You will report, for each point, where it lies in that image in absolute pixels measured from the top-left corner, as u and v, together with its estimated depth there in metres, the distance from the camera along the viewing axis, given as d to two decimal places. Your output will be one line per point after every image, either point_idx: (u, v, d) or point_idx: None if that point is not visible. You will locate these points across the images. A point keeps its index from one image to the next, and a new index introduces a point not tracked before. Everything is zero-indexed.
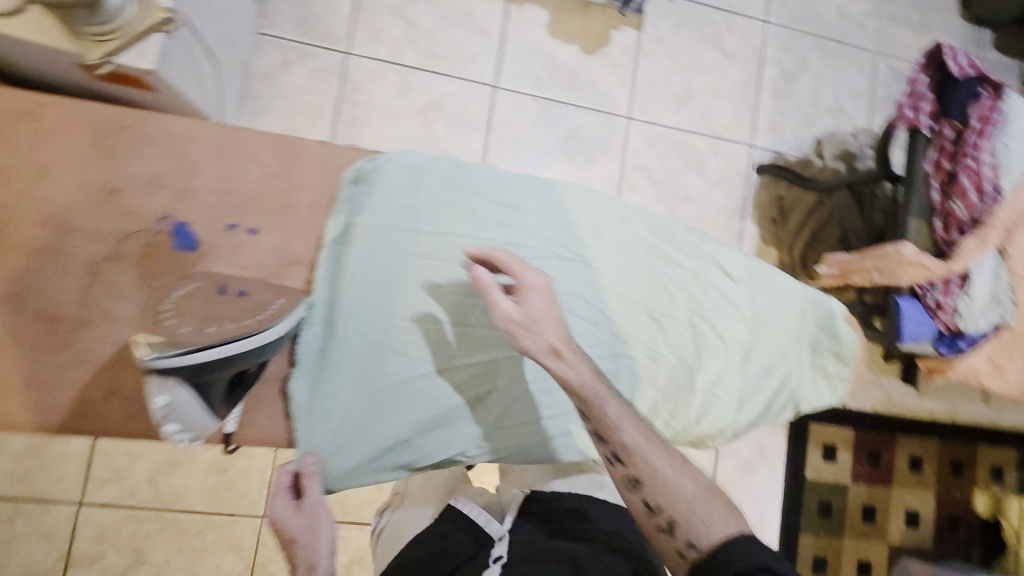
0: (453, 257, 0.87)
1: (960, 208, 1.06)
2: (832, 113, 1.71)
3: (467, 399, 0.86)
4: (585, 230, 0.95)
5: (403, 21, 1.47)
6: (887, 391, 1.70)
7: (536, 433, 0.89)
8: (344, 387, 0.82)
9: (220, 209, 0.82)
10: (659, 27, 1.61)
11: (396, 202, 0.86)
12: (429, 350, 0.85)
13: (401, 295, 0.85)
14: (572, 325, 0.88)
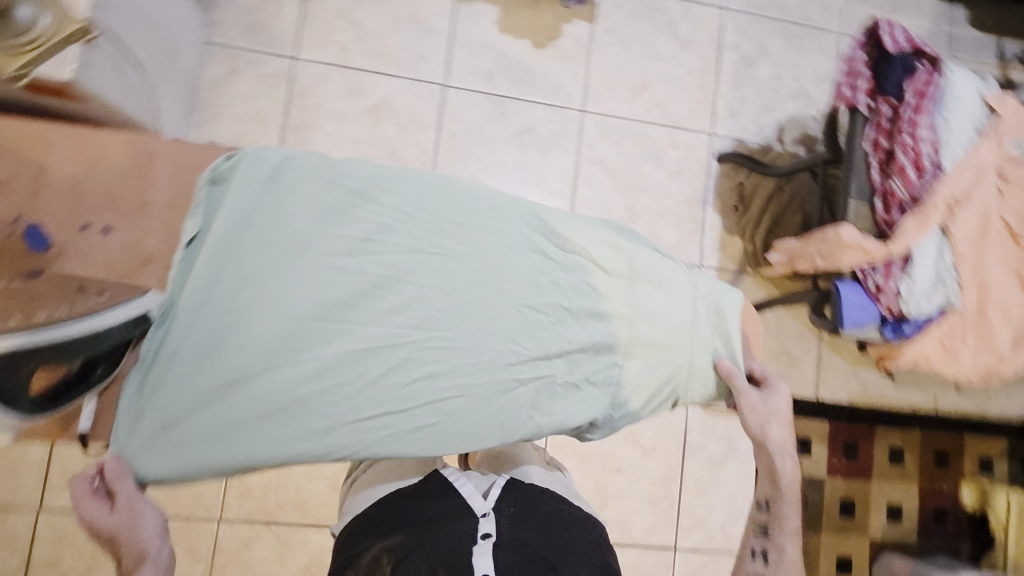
0: (310, 248, 0.74)
1: (900, 187, 1.02)
2: (795, 98, 1.67)
3: (313, 395, 0.72)
4: (465, 219, 0.80)
5: (350, 24, 1.48)
6: (863, 381, 1.65)
7: (384, 436, 0.73)
8: (175, 385, 0.70)
9: (70, 208, 0.75)
10: (612, 18, 1.59)
11: (248, 191, 0.74)
12: (271, 343, 0.71)
13: (236, 284, 0.72)
14: (434, 316, 0.75)
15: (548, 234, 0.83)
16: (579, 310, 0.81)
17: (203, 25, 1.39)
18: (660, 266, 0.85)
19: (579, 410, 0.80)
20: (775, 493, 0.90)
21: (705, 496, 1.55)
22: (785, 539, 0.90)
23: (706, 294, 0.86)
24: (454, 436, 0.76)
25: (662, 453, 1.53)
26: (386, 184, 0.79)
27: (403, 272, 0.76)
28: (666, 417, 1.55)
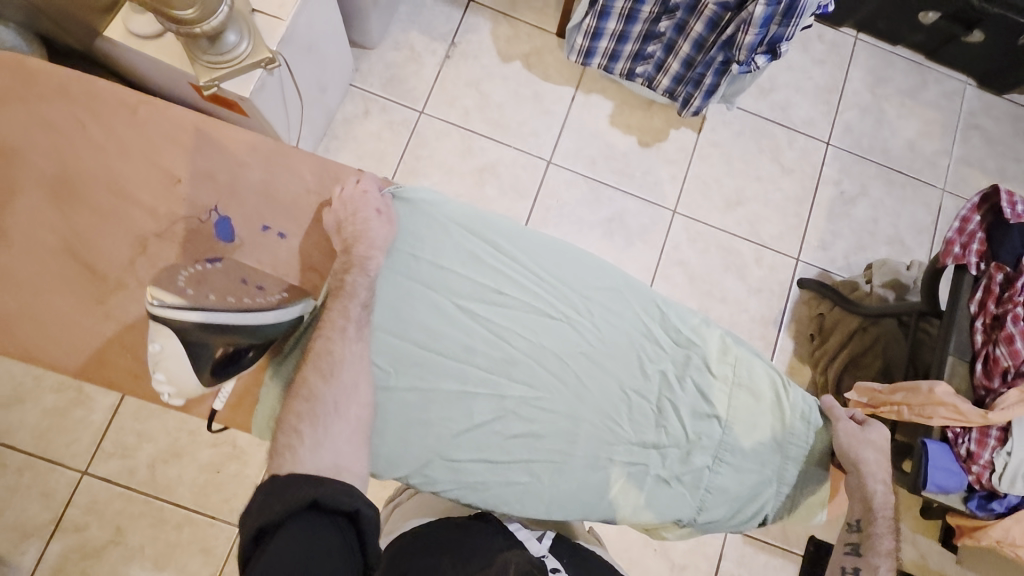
0: (446, 291, 0.85)
1: (1005, 355, 0.99)
2: (888, 243, 1.67)
3: (423, 420, 0.83)
4: (580, 296, 0.88)
5: (478, 93, 1.61)
6: (924, 552, 1.52)
7: (479, 473, 0.84)
8: None
9: (259, 210, 0.90)
10: (719, 133, 1.67)
11: (403, 229, 0.84)
12: (401, 367, 0.83)
13: (386, 313, 0.83)
14: (537, 379, 0.86)
15: (655, 325, 0.90)
16: (672, 405, 0.89)
17: (353, 69, 1.56)
18: (761, 380, 0.91)
19: (653, 494, 0.88)
20: (868, 513, 0.84)
21: None
22: (881, 561, 0.80)
23: (803, 413, 0.91)
24: (542, 497, 0.85)
25: (695, 574, 1.44)
26: (528, 245, 0.87)
27: (525, 333, 0.86)
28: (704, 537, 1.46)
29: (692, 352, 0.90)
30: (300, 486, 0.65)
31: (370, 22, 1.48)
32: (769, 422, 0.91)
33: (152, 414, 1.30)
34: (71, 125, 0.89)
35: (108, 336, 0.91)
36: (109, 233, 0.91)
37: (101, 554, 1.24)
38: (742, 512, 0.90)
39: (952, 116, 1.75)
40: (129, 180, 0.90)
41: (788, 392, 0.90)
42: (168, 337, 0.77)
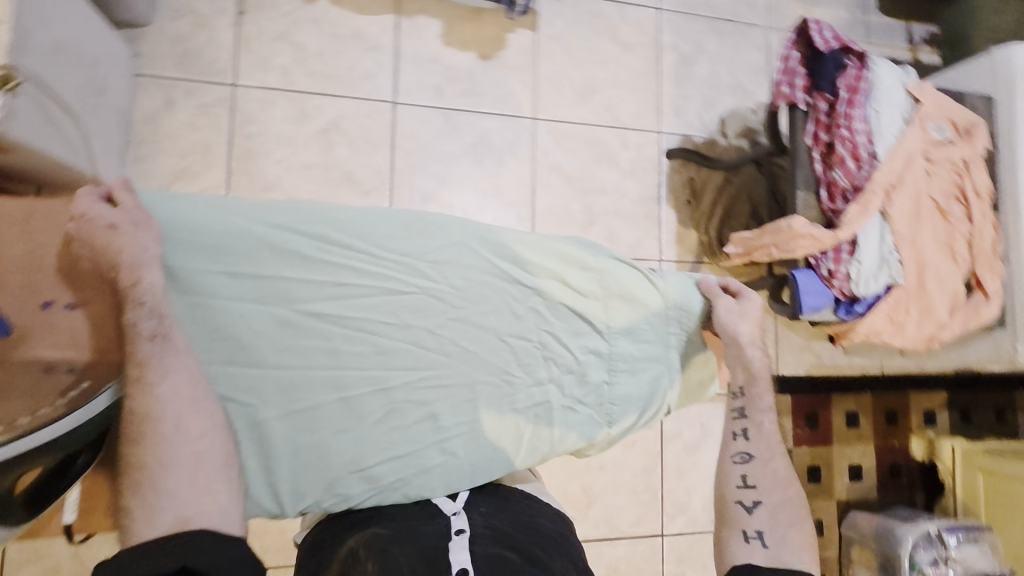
0: (283, 300, 0.73)
1: (841, 176, 1.10)
2: (733, 92, 1.74)
3: (309, 443, 0.74)
4: (430, 258, 0.78)
5: (290, 46, 1.43)
6: (818, 354, 1.75)
7: (390, 475, 0.76)
8: None
9: (32, 285, 0.69)
10: (554, 25, 1.62)
11: (205, 248, 0.70)
12: (267, 394, 0.72)
13: (222, 347, 0.71)
14: (415, 359, 0.77)
15: (514, 261, 0.82)
16: (555, 335, 0.83)
17: (132, 56, 1.32)
18: (629, 281, 0.87)
19: (566, 427, 0.84)
20: (749, 381, 0.89)
21: (684, 480, 1.61)
22: (764, 417, 0.89)
23: (676, 299, 0.88)
24: (464, 470, 0.79)
25: (643, 444, 1.59)
26: (352, 221, 0.75)
27: (383, 316, 0.76)
28: None
29: (555, 276, 0.84)
30: (127, 567, 0.59)
31: None
32: (650, 321, 0.87)
33: None
34: None
35: None
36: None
37: None
38: (649, 411, 0.88)
39: None
40: None
41: (655, 284, 0.87)
42: None
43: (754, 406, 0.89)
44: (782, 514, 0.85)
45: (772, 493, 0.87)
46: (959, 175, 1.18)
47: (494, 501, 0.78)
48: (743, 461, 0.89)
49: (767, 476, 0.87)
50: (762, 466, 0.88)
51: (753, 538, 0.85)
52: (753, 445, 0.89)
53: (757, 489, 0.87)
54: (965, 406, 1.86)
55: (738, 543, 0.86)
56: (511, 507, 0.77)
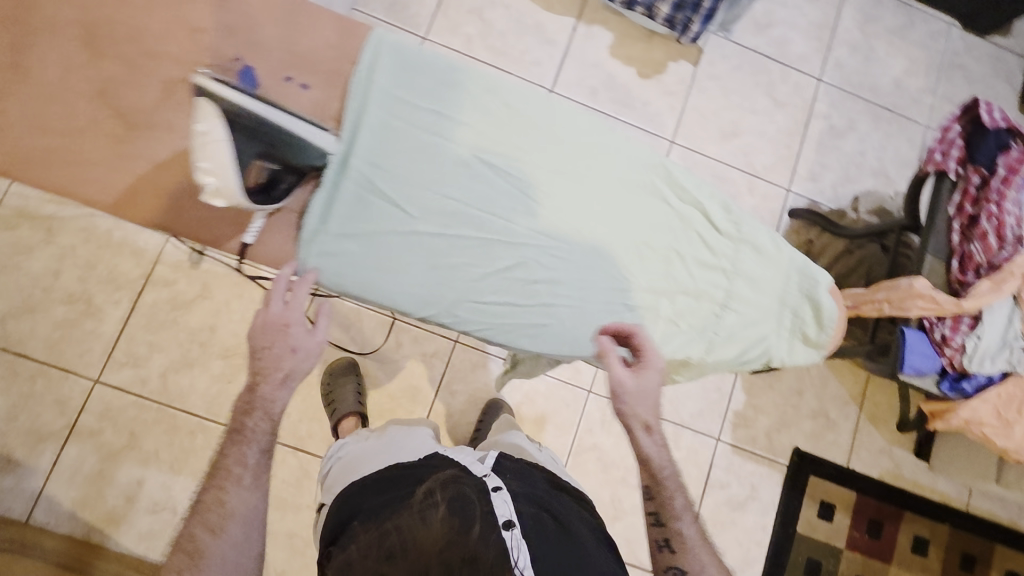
0: (473, 147, 0.85)
1: (979, 251, 1.07)
2: (875, 176, 1.74)
3: (455, 265, 0.84)
4: (596, 157, 0.88)
5: (480, 20, 1.63)
6: (897, 462, 1.63)
7: (505, 313, 0.86)
8: (348, 224, 0.83)
9: (283, 61, 0.88)
10: (716, 65, 1.72)
11: (428, 87, 0.84)
12: (436, 212, 0.84)
13: (417, 164, 0.83)
14: (556, 232, 0.87)
15: (666, 187, 0.91)
16: (678, 258, 0.90)
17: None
18: (760, 235, 0.92)
19: (665, 337, 0.90)
20: (655, 481, 0.85)
21: (718, 535, 1.53)
22: (683, 523, 0.83)
23: (802, 268, 0.92)
24: (554, 336, 0.87)
25: (686, 480, 1.54)
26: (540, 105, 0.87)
27: (542, 188, 0.86)
28: (694, 447, 1.55)
29: (697, 212, 0.91)
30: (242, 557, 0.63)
31: None
32: (771, 280, 0.92)
33: (164, 325, 1.38)
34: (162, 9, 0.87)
35: (139, 175, 0.89)
36: (169, 135, 0.89)
37: (118, 456, 1.32)
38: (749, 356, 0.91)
39: (937, 55, 1.82)
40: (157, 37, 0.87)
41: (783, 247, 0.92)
42: (218, 119, 0.74)
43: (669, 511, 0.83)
44: None
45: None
46: None
47: (511, 472, 0.96)
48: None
49: None
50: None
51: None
52: (681, 556, 0.81)
53: None
54: None
55: None
56: (532, 478, 0.96)
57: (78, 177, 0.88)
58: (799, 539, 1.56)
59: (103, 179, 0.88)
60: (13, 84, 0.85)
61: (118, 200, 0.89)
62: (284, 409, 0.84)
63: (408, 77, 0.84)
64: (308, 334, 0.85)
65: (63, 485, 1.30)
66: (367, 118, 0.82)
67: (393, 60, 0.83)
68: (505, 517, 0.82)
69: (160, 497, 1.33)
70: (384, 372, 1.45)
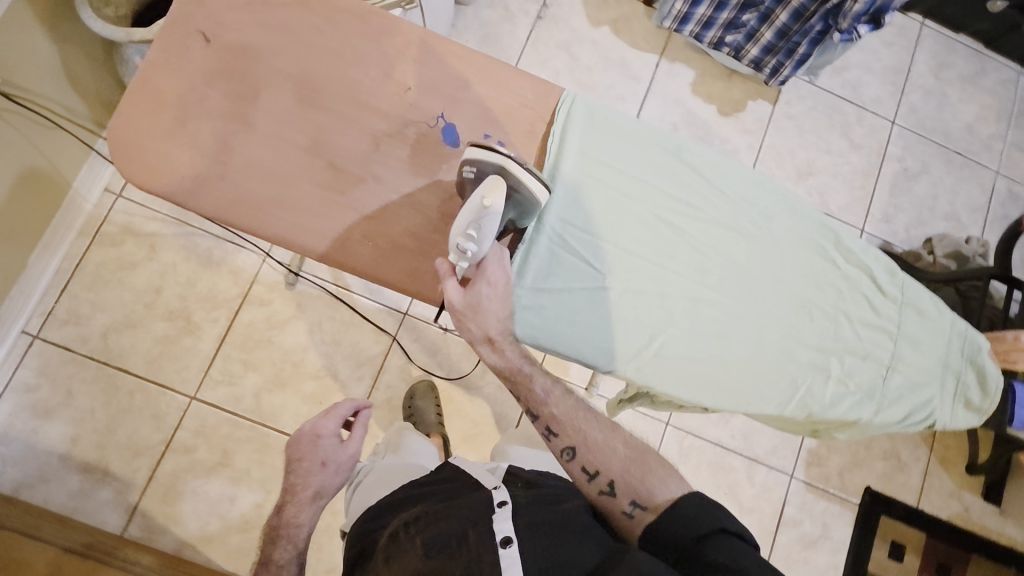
0: (656, 204, 0.90)
1: None
2: (946, 219, 1.77)
3: (640, 320, 0.87)
4: (767, 216, 0.93)
5: (567, 55, 1.67)
6: (966, 505, 1.63)
7: (688, 368, 0.88)
8: (541, 274, 0.85)
9: (480, 118, 0.88)
10: (793, 106, 1.75)
11: (613, 147, 0.90)
12: (621, 267, 0.88)
13: (605, 219, 0.88)
14: (731, 289, 0.91)
15: (834, 247, 0.95)
16: (846, 318, 0.93)
17: (450, 25, 1.61)
18: (920, 297, 0.96)
19: (837, 398, 0.91)
20: (514, 380, 0.87)
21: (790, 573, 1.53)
22: (552, 407, 0.88)
23: (961, 332, 0.96)
24: (727, 394, 0.89)
25: (760, 516, 1.54)
26: (715, 165, 0.92)
27: (719, 244, 0.91)
28: (768, 483, 1.56)
29: (866, 275, 0.95)
30: None
31: None
32: (933, 341, 0.95)
33: (259, 345, 1.40)
34: (351, 54, 0.87)
35: (349, 225, 0.85)
36: (395, 183, 0.86)
37: (211, 473, 1.34)
38: (913, 419, 0.93)
39: (1007, 102, 1.85)
40: (361, 86, 0.87)
41: (944, 310, 0.96)
42: (499, 193, 0.76)
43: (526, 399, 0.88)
44: (631, 472, 0.82)
45: (612, 463, 0.84)
46: None
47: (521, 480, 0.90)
48: (571, 455, 0.86)
49: (595, 447, 0.85)
50: (587, 449, 0.85)
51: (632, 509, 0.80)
52: (567, 435, 0.87)
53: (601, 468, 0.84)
54: None
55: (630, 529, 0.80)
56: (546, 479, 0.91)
57: (297, 228, 0.83)
58: None
59: (310, 226, 0.84)
60: (240, 134, 0.84)
61: (337, 251, 0.84)
62: (308, 533, 0.88)
63: (595, 135, 0.90)
64: (341, 445, 0.93)
65: (157, 501, 1.31)
66: (562, 175, 0.87)
67: (582, 119, 0.89)
68: (503, 533, 0.76)
69: (251, 516, 1.34)
70: (469, 398, 1.47)
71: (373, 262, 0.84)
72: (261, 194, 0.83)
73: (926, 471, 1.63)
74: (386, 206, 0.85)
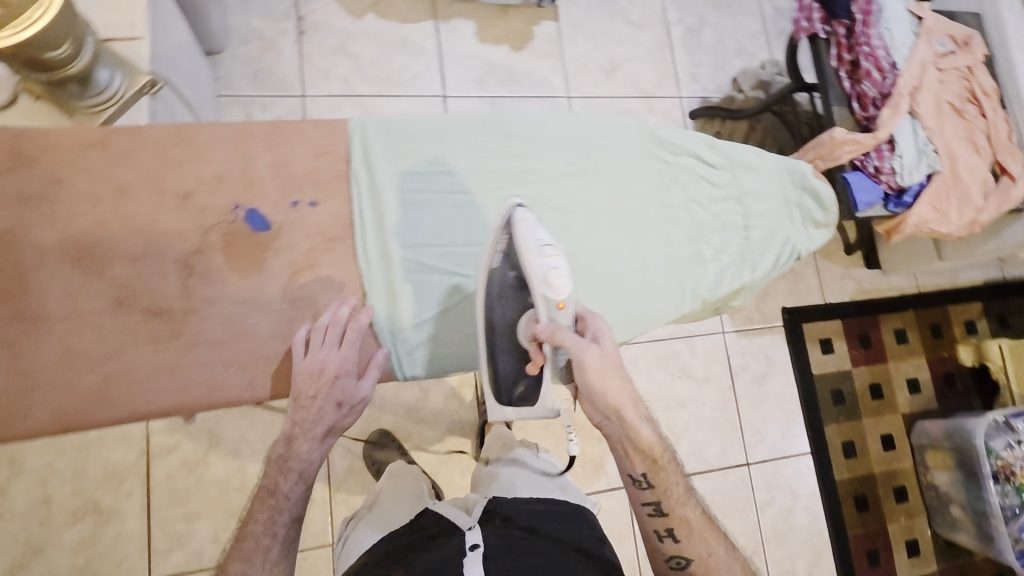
0: (486, 188, 0.94)
1: (869, 87, 1.24)
2: (738, 55, 1.93)
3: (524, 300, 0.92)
4: (587, 147, 0.99)
5: (346, 57, 1.59)
6: (858, 280, 1.88)
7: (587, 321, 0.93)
8: (414, 306, 0.89)
9: (282, 189, 0.88)
10: (573, 14, 1.79)
11: (419, 157, 0.92)
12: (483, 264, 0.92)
13: (445, 228, 0.92)
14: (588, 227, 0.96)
15: (657, 146, 1.02)
16: (694, 204, 1.01)
17: (213, 80, 1.47)
18: (748, 154, 1.04)
19: (718, 276, 1.00)
20: (653, 467, 0.88)
21: (758, 410, 1.71)
22: (683, 510, 0.90)
23: (790, 167, 1.04)
24: (630, 324, 0.95)
25: (715, 378, 1.69)
26: (529, 127, 0.97)
27: (557, 195, 0.96)
28: (708, 348, 1.70)
29: (694, 156, 1.02)
30: None
31: (212, 23, 1.39)
32: (772, 187, 1.04)
33: (190, 492, 1.28)
34: (111, 194, 0.83)
35: (205, 362, 0.84)
36: (231, 296, 0.85)
37: None
38: (784, 261, 1.03)
39: None
40: (144, 218, 0.84)
41: (770, 156, 1.04)
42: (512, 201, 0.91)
43: (672, 495, 0.89)
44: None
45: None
46: (966, 80, 1.36)
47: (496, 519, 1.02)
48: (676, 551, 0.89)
49: (703, 554, 0.88)
50: (695, 546, 0.89)
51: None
52: (681, 541, 0.89)
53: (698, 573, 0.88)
54: (1000, 312, 1.97)
55: None
56: (521, 512, 1.04)
57: (148, 394, 0.82)
58: (818, 379, 1.78)
59: (165, 385, 0.83)
60: (35, 334, 0.80)
61: (205, 393, 0.84)
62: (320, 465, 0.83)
63: (397, 154, 0.92)
64: (354, 389, 0.83)
65: None
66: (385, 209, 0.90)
67: (378, 144, 0.91)
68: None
69: None
70: (425, 423, 1.45)
71: (247, 384, 0.85)
72: (93, 381, 0.81)
73: (818, 271, 1.85)
74: (232, 323, 0.85)
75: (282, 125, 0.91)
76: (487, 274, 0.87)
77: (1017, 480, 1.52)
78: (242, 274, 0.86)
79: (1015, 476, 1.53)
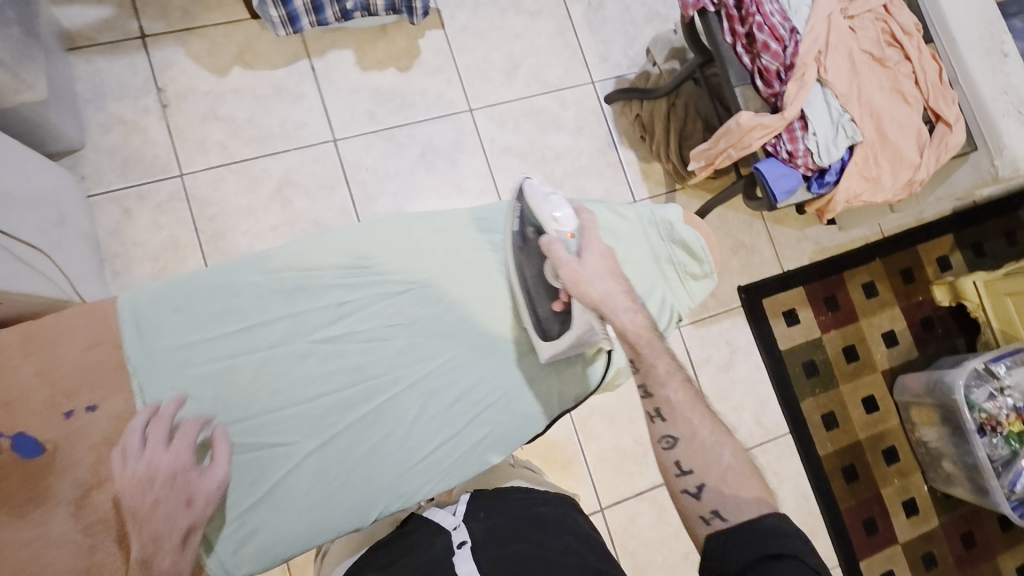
0: (299, 338, 0.93)
1: (770, 61, 1.11)
2: (650, 21, 1.77)
3: (361, 453, 0.92)
4: (410, 257, 0.98)
5: (221, 121, 1.47)
6: (816, 239, 1.77)
7: (438, 457, 0.94)
8: (239, 493, 0.88)
9: (51, 400, 0.84)
10: (459, 17, 1.64)
11: (211, 328, 0.90)
12: (305, 428, 0.91)
13: (257, 398, 0.90)
14: (424, 347, 0.97)
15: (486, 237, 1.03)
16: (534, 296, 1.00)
17: (78, 180, 1.37)
18: (604, 213, 1.03)
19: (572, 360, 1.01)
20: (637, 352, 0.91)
21: (728, 399, 1.64)
22: (667, 391, 0.90)
23: (652, 219, 1.02)
24: (485, 446, 0.97)
25: None
26: (332, 257, 0.95)
27: (376, 329, 0.96)
28: None
29: None
30: None
31: (56, 123, 1.28)
32: (636, 242, 1.02)
33: None
34: None
35: None
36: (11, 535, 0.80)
37: None
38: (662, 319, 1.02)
39: None
40: None
41: (628, 210, 1.03)
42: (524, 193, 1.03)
43: (659, 381, 0.91)
44: (727, 480, 0.84)
45: (722, 474, 0.85)
46: (884, 22, 1.20)
47: (483, 504, 0.94)
48: (671, 444, 0.88)
49: (701, 454, 0.86)
50: (690, 442, 0.87)
51: (712, 518, 0.82)
52: (673, 425, 0.89)
53: (694, 472, 0.86)
54: (974, 240, 1.84)
55: (701, 530, 0.82)
56: (504, 500, 0.94)
57: None
58: (786, 355, 1.69)
59: None
60: None
61: None
62: None
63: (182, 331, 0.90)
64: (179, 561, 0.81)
65: None
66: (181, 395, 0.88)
67: (158, 326, 0.89)
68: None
69: None
70: None
71: None
72: None
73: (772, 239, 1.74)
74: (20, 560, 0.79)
75: (41, 326, 0.87)
76: (511, 236, 1.00)
77: (1004, 430, 1.45)
78: (20, 508, 0.81)
79: (1001, 426, 1.45)
